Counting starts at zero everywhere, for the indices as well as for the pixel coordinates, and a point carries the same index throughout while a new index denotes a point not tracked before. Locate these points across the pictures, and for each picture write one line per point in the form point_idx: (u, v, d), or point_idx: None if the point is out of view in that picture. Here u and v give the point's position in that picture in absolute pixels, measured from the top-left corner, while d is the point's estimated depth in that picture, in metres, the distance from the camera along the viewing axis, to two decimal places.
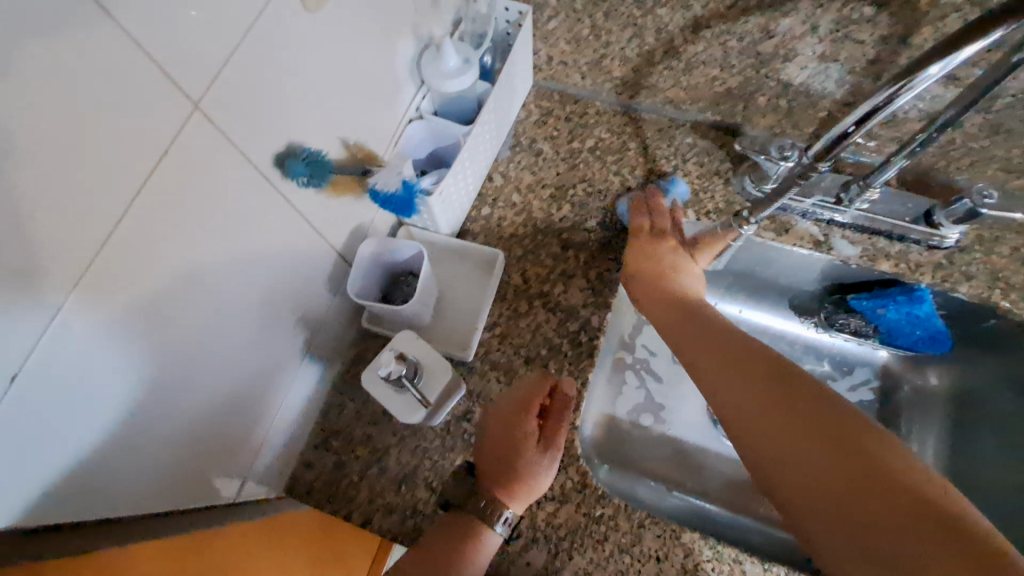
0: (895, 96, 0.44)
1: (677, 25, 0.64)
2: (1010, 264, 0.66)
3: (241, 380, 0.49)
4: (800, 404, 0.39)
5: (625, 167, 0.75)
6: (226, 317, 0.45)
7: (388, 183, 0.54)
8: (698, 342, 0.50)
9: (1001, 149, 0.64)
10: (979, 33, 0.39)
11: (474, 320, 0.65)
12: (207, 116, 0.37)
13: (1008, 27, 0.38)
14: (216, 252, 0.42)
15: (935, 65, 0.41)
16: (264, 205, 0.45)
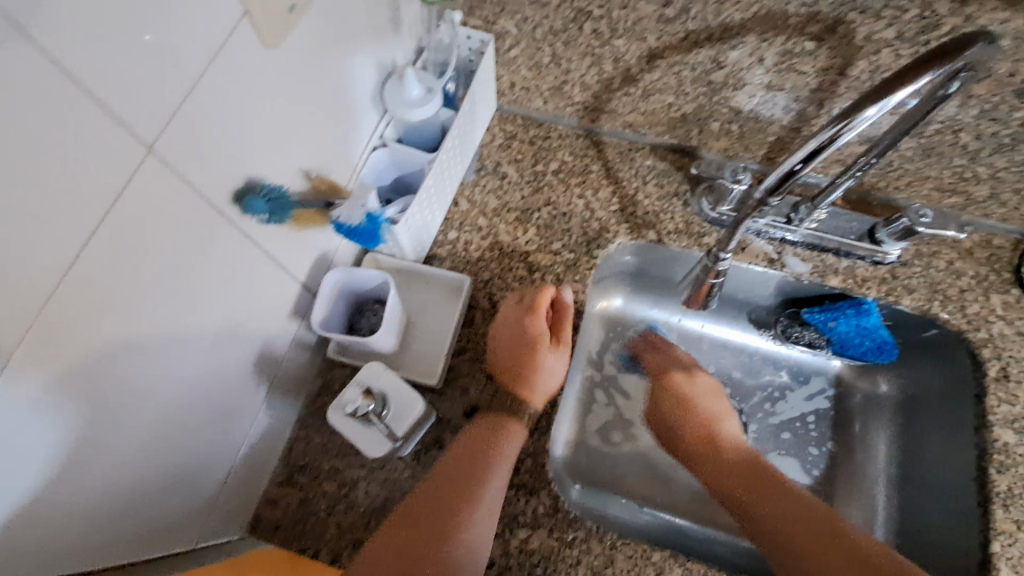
0: (837, 135, 0.46)
1: (633, 55, 0.66)
2: (946, 276, 0.70)
3: (195, 421, 0.48)
4: (833, 537, 0.54)
5: (588, 190, 0.77)
6: (181, 360, 0.44)
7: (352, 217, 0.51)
8: (737, 481, 0.63)
9: (935, 171, 0.68)
10: (909, 77, 0.42)
11: (442, 346, 0.65)
12: (161, 160, 0.36)
13: (935, 72, 0.41)
14: (170, 295, 0.40)
15: (872, 108, 0.43)
16: (221, 244, 0.44)
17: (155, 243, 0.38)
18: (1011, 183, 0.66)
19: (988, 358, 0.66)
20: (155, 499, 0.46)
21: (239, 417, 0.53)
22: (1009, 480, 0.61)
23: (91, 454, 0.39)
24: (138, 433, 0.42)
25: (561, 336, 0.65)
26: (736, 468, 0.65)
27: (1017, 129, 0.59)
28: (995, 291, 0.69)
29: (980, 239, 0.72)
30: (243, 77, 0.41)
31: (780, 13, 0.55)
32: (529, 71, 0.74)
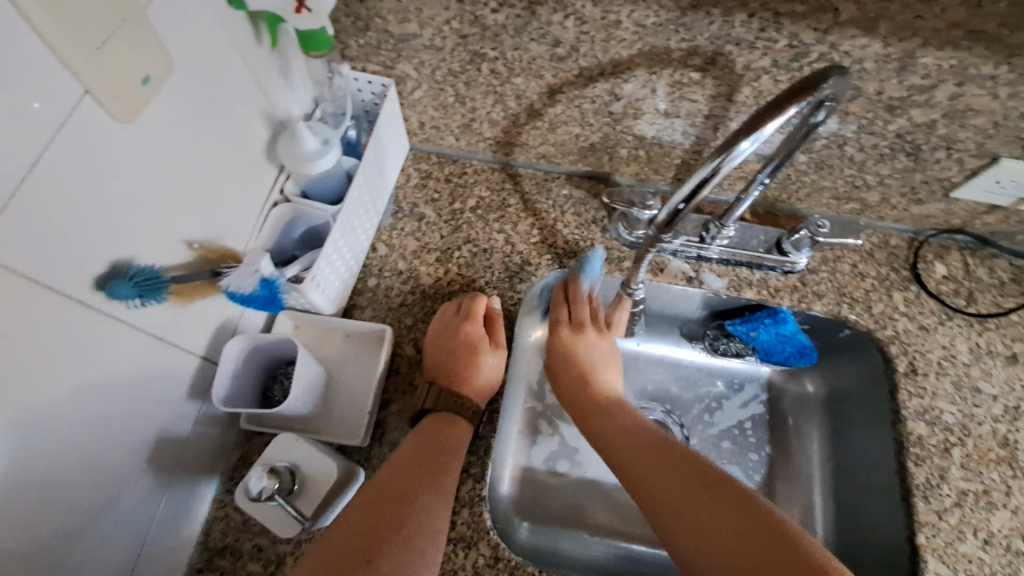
0: (719, 167, 0.46)
1: (534, 92, 0.67)
2: (852, 279, 0.74)
3: (80, 521, 0.44)
4: (682, 468, 0.52)
5: (507, 224, 0.76)
6: (54, 460, 0.40)
7: (243, 284, 0.50)
8: (608, 427, 0.61)
9: (829, 181, 0.72)
10: (774, 110, 0.43)
11: (365, 403, 0.62)
12: None
13: (801, 103, 0.43)
14: (27, 397, 0.37)
15: (747, 141, 0.44)
16: (90, 333, 0.41)
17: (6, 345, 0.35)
18: (897, 188, 0.70)
19: (896, 354, 0.70)
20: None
21: (137, 506, 0.49)
22: (925, 472, 0.64)
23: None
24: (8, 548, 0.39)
25: (500, 342, 0.69)
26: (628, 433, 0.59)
27: (893, 142, 0.63)
28: (896, 289, 0.73)
29: (878, 240, 0.77)
30: (98, 156, 0.38)
31: (663, 48, 0.57)
32: (436, 111, 0.73)
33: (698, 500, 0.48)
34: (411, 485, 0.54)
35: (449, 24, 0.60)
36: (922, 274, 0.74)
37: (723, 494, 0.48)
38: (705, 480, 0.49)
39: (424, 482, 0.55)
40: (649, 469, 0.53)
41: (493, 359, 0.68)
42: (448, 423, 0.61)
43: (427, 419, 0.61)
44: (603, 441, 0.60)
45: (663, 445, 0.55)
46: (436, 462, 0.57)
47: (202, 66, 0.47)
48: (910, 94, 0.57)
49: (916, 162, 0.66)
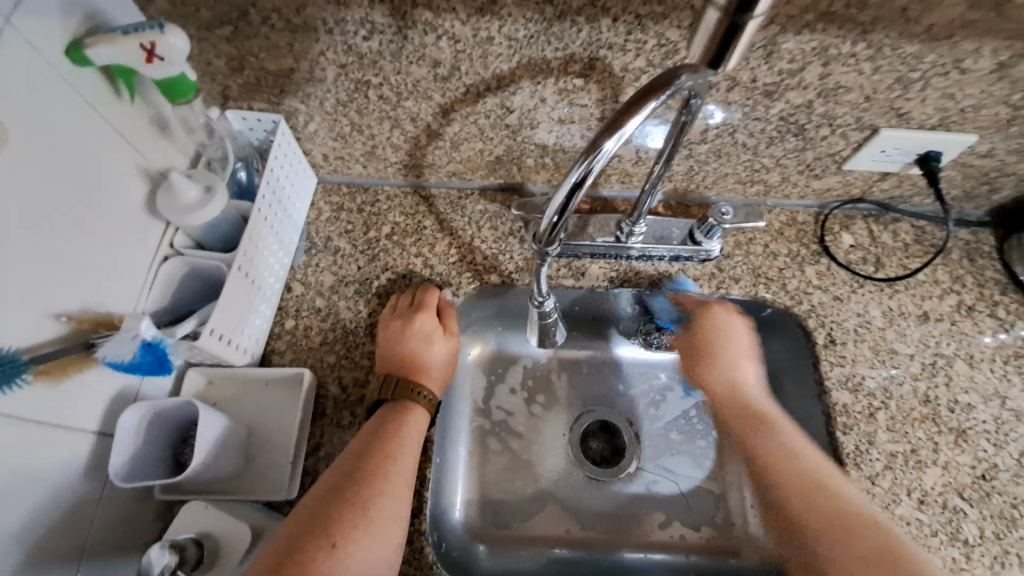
0: (588, 169, 0.46)
1: (427, 113, 0.66)
2: (765, 260, 0.76)
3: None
4: (855, 526, 0.56)
5: (425, 247, 0.75)
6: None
7: (120, 353, 0.48)
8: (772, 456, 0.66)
9: (730, 168, 0.74)
10: (632, 110, 0.43)
11: (288, 452, 0.60)
12: None
13: (659, 98, 0.44)
14: None
15: (611, 139, 0.44)
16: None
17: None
18: (794, 167, 0.73)
19: (814, 327, 0.72)
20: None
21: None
22: (854, 440, 0.65)
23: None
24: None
25: (452, 331, 0.69)
26: (785, 464, 0.64)
27: (779, 124, 0.65)
28: (808, 264, 0.76)
29: (786, 218, 0.79)
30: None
31: (541, 59, 0.58)
32: (335, 141, 0.72)
33: (873, 534, 0.55)
34: (371, 466, 0.55)
35: (325, 55, 0.59)
36: (831, 245, 0.77)
37: (860, 528, 0.56)
38: (837, 513, 0.57)
39: (384, 462, 0.55)
40: (803, 494, 0.61)
41: (447, 346, 0.67)
42: (406, 409, 0.61)
43: (388, 407, 0.61)
44: (776, 470, 0.65)
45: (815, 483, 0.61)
46: (397, 449, 0.57)
47: (51, 129, 0.45)
48: (781, 78, 0.59)
49: (805, 141, 0.68)
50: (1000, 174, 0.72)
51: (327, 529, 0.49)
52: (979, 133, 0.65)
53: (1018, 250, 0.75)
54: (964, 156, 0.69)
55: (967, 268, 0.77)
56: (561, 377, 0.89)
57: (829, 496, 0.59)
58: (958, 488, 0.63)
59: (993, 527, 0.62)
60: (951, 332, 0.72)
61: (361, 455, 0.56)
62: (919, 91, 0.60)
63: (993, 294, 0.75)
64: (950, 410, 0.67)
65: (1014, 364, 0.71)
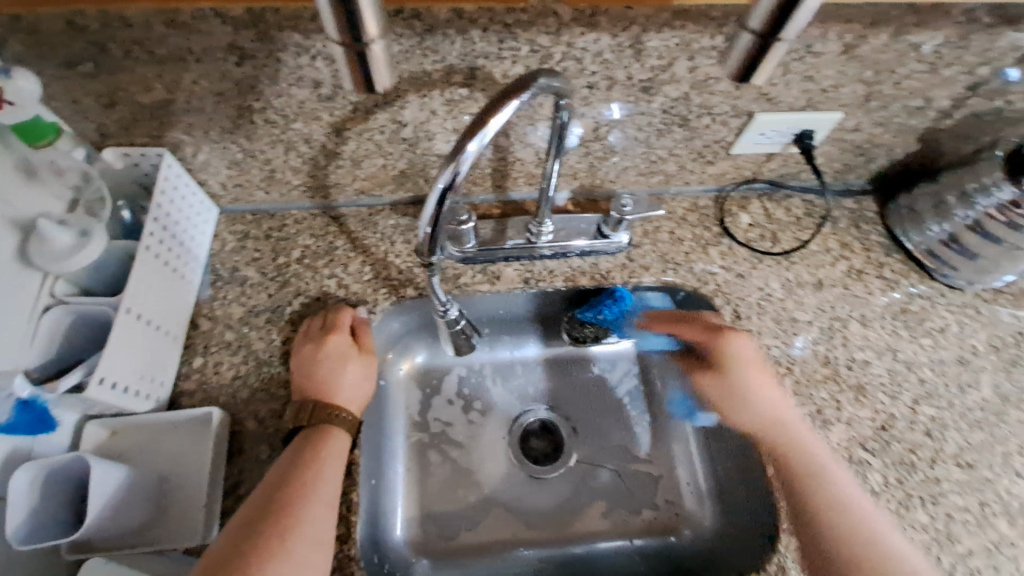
0: (456, 171, 0.47)
1: (318, 132, 0.65)
2: (672, 246, 0.79)
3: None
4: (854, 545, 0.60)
5: (337, 268, 0.74)
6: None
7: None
8: (823, 489, 0.63)
9: (629, 161, 0.77)
10: (494, 109, 0.45)
11: (203, 495, 0.58)
12: None
13: (518, 97, 0.45)
14: None
15: (474, 142, 0.45)
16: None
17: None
18: (686, 155, 0.77)
19: (720, 304, 0.76)
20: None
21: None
22: (764, 407, 0.69)
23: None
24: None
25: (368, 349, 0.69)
26: (835, 485, 0.64)
27: (663, 116, 0.69)
28: (711, 246, 0.80)
29: (688, 205, 0.83)
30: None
31: (421, 72, 0.58)
32: (230, 170, 0.70)
33: (864, 549, 0.59)
34: (288, 497, 0.54)
35: (199, 83, 0.59)
36: (730, 226, 0.82)
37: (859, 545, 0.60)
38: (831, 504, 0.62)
39: (301, 491, 0.54)
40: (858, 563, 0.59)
41: (362, 365, 0.67)
42: (324, 432, 0.60)
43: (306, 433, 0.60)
44: (828, 519, 0.62)
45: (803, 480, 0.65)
46: (314, 475, 0.56)
47: None
48: (654, 74, 0.62)
49: (691, 130, 0.72)
50: (872, 145, 0.78)
51: (242, 566, 0.48)
52: (843, 110, 0.70)
53: (897, 214, 0.82)
54: (836, 132, 0.74)
55: (854, 234, 0.82)
56: (496, 382, 0.89)
57: (831, 482, 0.64)
58: (860, 440, 0.68)
59: (895, 473, 0.66)
60: (844, 296, 0.77)
61: (276, 486, 0.55)
62: (781, 76, 0.64)
63: (879, 256, 0.81)
64: (848, 368, 0.72)
65: (903, 318, 0.76)
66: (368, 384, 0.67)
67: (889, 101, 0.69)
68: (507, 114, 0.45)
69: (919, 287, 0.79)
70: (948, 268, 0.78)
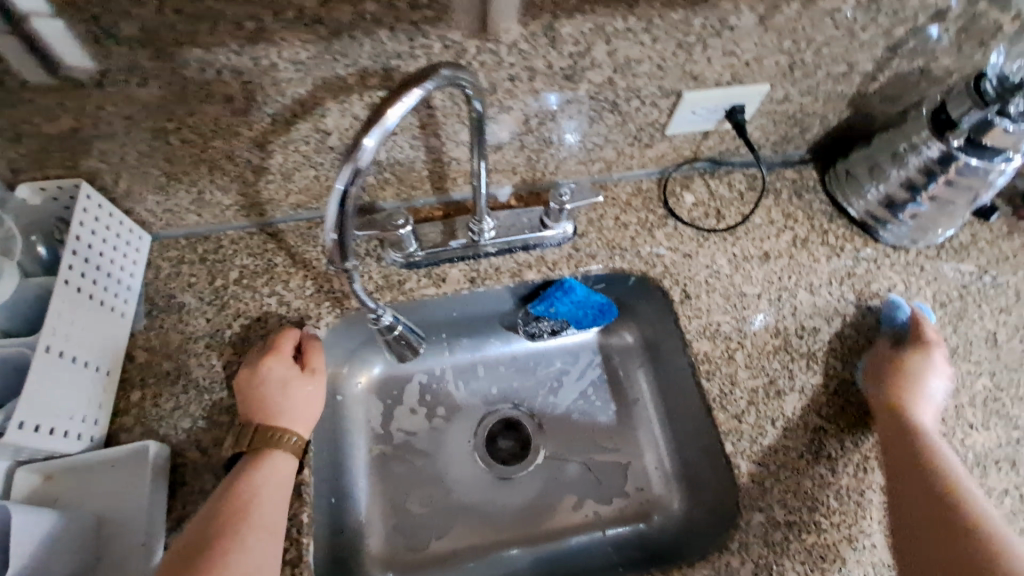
0: (356, 171, 0.48)
1: (240, 148, 0.64)
2: (617, 232, 0.79)
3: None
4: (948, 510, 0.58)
5: (278, 285, 0.73)
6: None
7: None
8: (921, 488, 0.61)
9: (566, 151, 0.76)
10: (389, 102, 0.46)
11: (144, 535, 0.56)
12: None
13: (414, 90, 0.47)
14: None
15: (370, 138, 0.47)
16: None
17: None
18: (622, 140, 0.77)
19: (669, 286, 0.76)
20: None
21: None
22: (717, 384, 0.70)
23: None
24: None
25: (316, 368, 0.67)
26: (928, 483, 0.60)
27: (592, 103, 0.68)
28: (656, 228, 0.80)
29: (632, 189, 0.83)
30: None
31: (334, 78, 0.57)
32: (155, 195, 0.68)
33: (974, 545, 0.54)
34: (223, 526, 0.52)
35: (105, 108, 0.57)
36: (674, 207, 0.82)
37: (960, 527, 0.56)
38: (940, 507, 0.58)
39: (237, 516, 0.53)
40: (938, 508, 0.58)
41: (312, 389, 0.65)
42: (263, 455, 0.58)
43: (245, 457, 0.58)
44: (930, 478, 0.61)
45: (936, 497, 0.58)
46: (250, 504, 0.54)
47: None
48: (573, 61, 0.61)
49: (622, 115, 0.72)
50: (804, 115, 0.79)
51: None
52: (769, 82, 0.71)
53: (836, 180, 0.82)
54: (766, 105, 0.75)
55: (796, 204, 0.83)
56: (459, 385, 0.88)
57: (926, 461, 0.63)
58: (814, 407, 0.69)
59: (850, 437, 0.67)
60: (790, 266, 0.78)
61: (209, 516, 0.53)
62: (701, 53, 0.64)
63: (821, 224, 0.82)
64: (799, 336, 0.73)
65: (849, 283, 0.77)
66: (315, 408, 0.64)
67: (813, 70, 0.70)
68: (402, 107, 0.47)
69: (864, 250, 0.80)
70: (888, 229, 0.79)
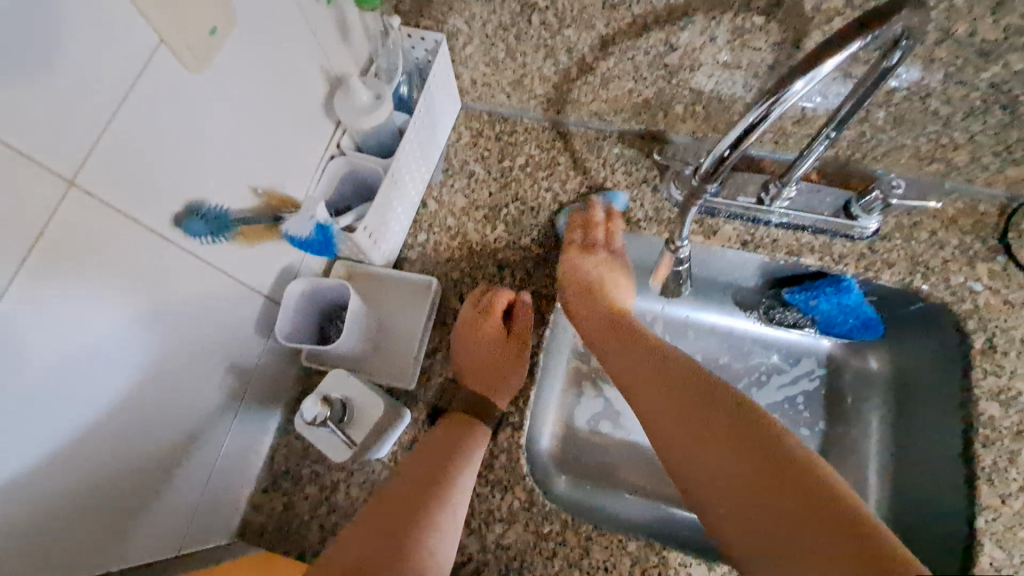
0: (767, 113, 0.45)
1: (586, 44, 0.65)
2: (927, 249, 0.68)
3: (162, 446, 0.50)
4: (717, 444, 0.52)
5: (556, 183, 0.76)
6: (128, 388, 0.45)
7: (300, 229, 0.54)
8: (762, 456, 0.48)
9: (908, 139, 0.65)
10: (835, 50, 0.41)
11: (411, 349, 0.66)
12: (113, 207, 0.40)
13: (866, 38, 0.41)
14: (145, 319, 0.45)
15: (800, 81, 0.43)
16: (141, 257, 0.43)
17: (89, 259, 0.39)
18: (993, 148, 0.63)
19: (973, 329, 0.65)
20: (148, 504, 0.50)
21: (208, 439, 0.56)
22: (994, 455, 0.60)
23: (70, 482, 0.42)
24: (122, 451, 0.46)
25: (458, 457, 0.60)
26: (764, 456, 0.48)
27: (987, 92, 0.57)
28: (980, 261, 0.67)
29: (964, 206, 0.70)
30: (160, 96, 0.41)
31: None
32: (486, 67, 0.73)
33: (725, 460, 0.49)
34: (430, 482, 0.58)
35: None
36: (1015, 245, 0.67)
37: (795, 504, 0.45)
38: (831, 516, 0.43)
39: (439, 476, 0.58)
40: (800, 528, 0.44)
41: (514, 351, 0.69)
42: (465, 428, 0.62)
43: (440, 427, 0.62)
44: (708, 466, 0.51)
45: (699, 368, 0.58)
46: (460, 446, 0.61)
47: (264, 18, 0.49)
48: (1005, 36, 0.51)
49: (1015, 116, 0.59)
50: None
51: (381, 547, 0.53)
52: None
53: None
54: None
55: None
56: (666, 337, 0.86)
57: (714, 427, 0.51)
58: None
59: None
60: None
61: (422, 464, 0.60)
62: None
63: None
64: None
65: None
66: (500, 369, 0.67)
67: None
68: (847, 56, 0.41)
69: None
70: None
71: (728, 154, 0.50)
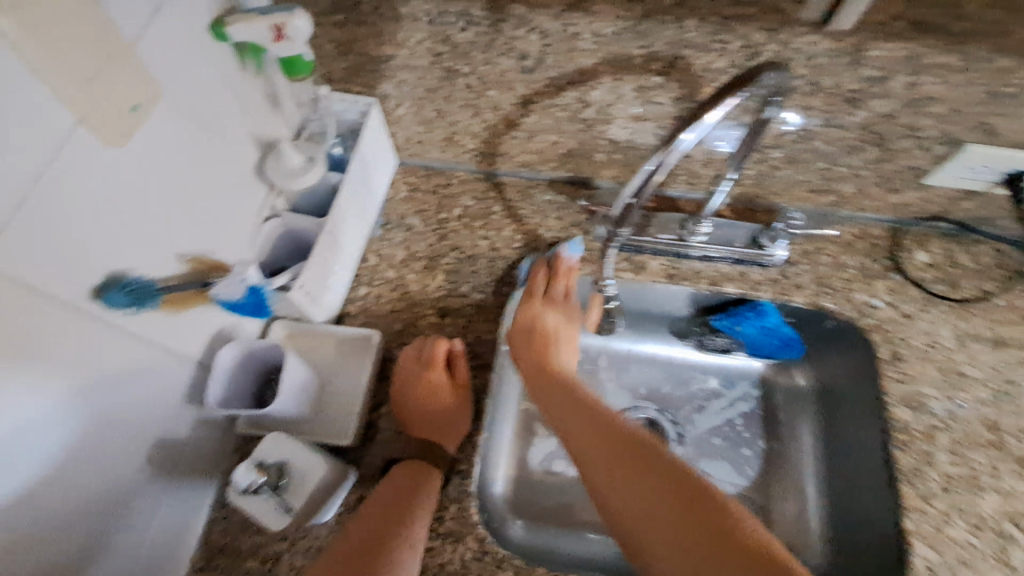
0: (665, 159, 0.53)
1: (508, 102, 0.69)
2: (831, 271, 0.75)
3: (66, 528, 0.47)
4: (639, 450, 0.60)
5: (492, 231, 0.79)
6: (36, 467, 0.43)
7: (230, 293, 0.54)
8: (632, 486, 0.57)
9: (802, 175, 0.73)
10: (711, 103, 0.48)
11: (353, 406, 0.65)
12: (28, 283, 0.39)
13: (737, 95, 0.47)
14: (60, 393, 0.43)
15: (687, 132, 0.50)
16: (58, 331, 0.42)
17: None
18: (873, 180, 0.71)
19: (876, 341, 0.71)
20: None
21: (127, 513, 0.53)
22: (910, 459, 0.65)
23: None
24: (27, 537, 0.43)
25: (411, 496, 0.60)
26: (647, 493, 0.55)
27: (859, 133, 0.65)
28: (877, 279, 0.74)
29: (857, 231, 0.78)
30: (79, 170, 0.41)
31: (624, 56, 0.61)
32: (419, 126, 0.76)
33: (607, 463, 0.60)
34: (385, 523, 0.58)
35: (422, 44, 0.64)
36: (903, 262, 0.75)
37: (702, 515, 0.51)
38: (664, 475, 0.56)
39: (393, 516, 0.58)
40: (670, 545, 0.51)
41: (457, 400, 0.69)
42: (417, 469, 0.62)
43: (398, 468, 0.62)
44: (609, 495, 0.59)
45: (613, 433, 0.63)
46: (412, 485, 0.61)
47: (185, 89, 0.51)
48: (865, 86, 0.59)
49: (886, 152, 0.67)
50: None
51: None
52: None
53: None
54: None
55: None
56: (610, 371, 0.88)
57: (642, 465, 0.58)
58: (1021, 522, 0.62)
59: None
60: None
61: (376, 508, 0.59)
62: (1014, 106, 0.58)
63: None
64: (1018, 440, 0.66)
65: None
66: (449, 414, 0.68)
67: None
68: (721, 109, 0.48)
69: None
70: None
71: (642, 189, 0.60)
